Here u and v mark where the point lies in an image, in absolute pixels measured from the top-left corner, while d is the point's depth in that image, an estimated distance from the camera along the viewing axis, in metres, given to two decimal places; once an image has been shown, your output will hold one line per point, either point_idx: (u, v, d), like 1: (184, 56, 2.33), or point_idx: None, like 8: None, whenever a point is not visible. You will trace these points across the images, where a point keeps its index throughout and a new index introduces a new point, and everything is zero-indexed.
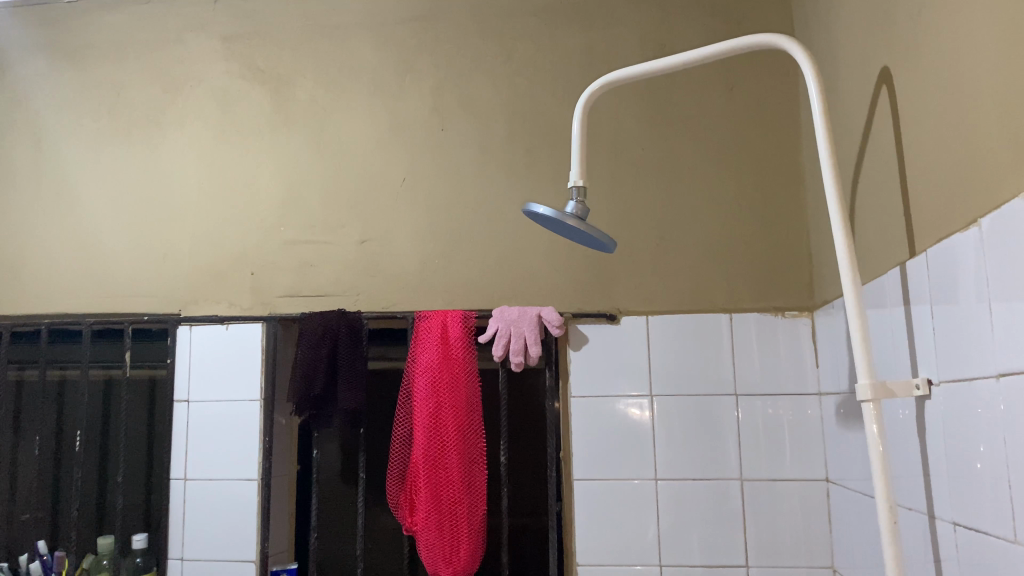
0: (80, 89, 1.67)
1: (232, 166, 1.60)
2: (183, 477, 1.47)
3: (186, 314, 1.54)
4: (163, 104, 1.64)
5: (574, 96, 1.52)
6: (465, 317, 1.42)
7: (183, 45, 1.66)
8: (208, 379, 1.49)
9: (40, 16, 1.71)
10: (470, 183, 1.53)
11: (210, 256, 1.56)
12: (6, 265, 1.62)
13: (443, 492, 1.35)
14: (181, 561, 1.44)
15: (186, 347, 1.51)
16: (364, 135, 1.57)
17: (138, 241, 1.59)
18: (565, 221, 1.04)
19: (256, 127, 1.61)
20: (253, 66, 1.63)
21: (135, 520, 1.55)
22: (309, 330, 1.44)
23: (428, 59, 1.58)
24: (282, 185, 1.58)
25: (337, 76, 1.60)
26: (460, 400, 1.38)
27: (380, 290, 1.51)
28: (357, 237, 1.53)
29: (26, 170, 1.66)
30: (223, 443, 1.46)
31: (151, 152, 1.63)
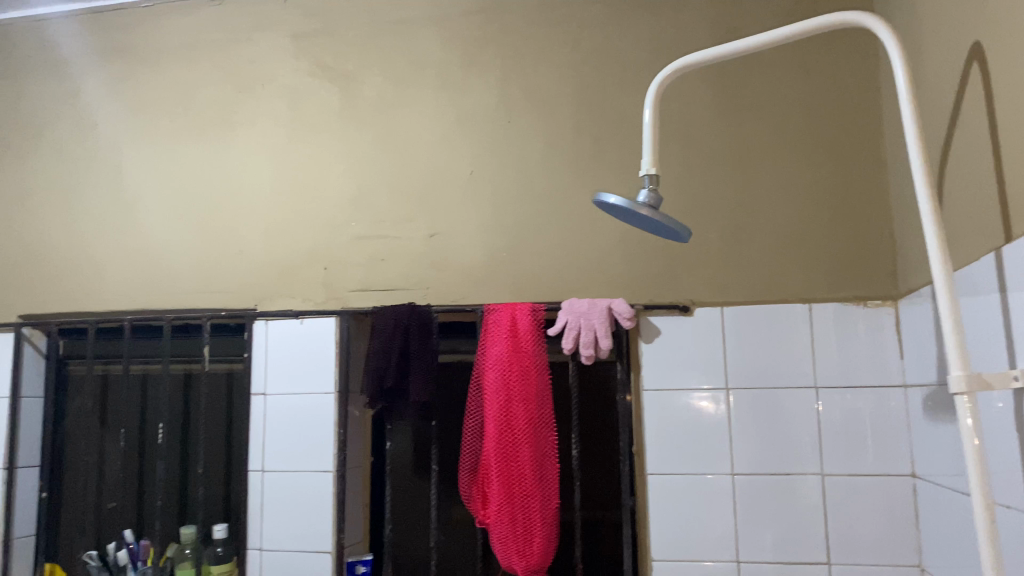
0: (155, 91, 1.71)
1: (302, 163, 1.62)
2: (260, 469, 1.50)
3: (261, 309, 1.57)
4: (236, 103, 1.67)
5: (643, 84, 1.50)
6: (534, 309, 1.41)
7: (253, 45, 1.69)
8: (283, 372, 1.52)
9: (118, 20, 1.76)
10: (538, 175, 1.51)
11: (283, 251, 1.59)
12: (88, 262, 1.67)
13: (515, 485, 1.34)
14: (259, 551, 1.47)
15: (262, 341, 1.54)
16: (431, 129, 1.57)
17: (213, 238, 1.62)
18: (638, 210, 1.02)
19: (325, 124, 1.62)
20: (321, 63, 1.64)
21: (215, 511, 1.59)
22: (380, 324, 1.45)
23: (493, 51, 1.57)
24: (351, 182, 1.59)
25: (403, 71, 1.60)
26: (531, 393, 1.37)
27: (449, 283, 1.51)
28: (425, 231, 1.54)
29: (107, 169, 1.71)
30: (300, 436, 1.49)
31: (225, 150, 1.66)
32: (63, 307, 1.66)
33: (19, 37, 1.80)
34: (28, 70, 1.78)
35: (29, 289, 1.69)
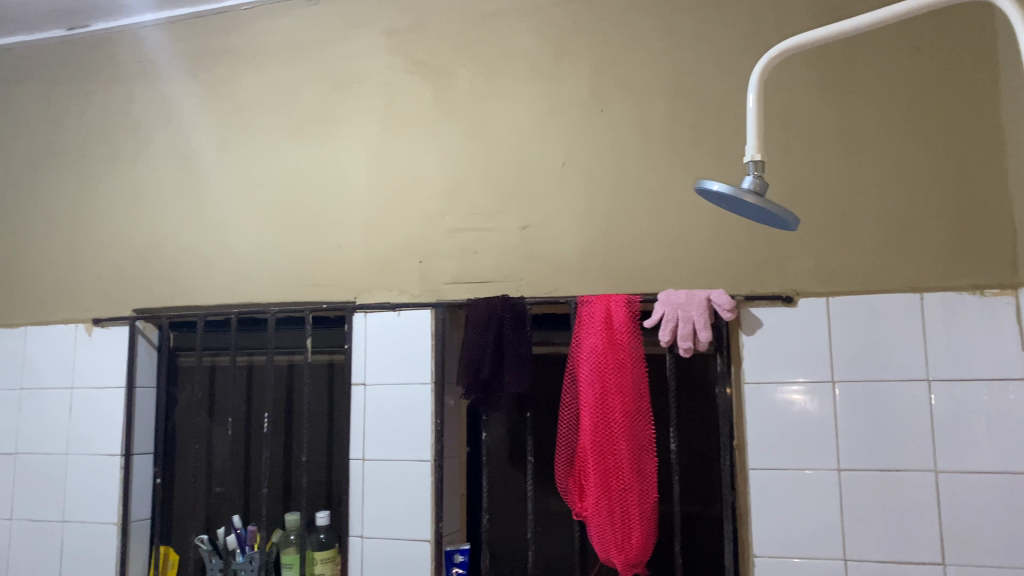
0: (256, 91, 1.76)
1: (397, 158, 1.64)
2: (361, 457, 1.53)
3: (359, 302, 1.60)
4: (333, 101, 1.71)
5: (741, 69, 1.46)
6: (629, 301, 1.38)
7: (349, 43, 1.71)
8: (382, 364, 1.55)
9: (220, 23, 1.82)
10: (632, 164, 1.49)
11: (380, 245, 1.61)
12: (196, 257, 1.74)
13: (612, 478, 1.33)
14: (361, 538, 1.51)
15: (361, 332, 1.57)
16: (523, 121, 1.57)
17: (313, 233, 1.66)
18: (742, 197, 1.00)
19: (419, 119, 1.64)
20: (414, 59, 1.66)
21: (318, 497, 1.64)
22: (474, 316, 1.46)
23: (585, 40, 1.55)
24: (444, 175, 1.60)
25: (495, 63, 1.60)
26: (628, 385, 1.35)
27: (543, 275, 1.50)
28: (518, 223, 1.54)
29: (212, 168, 1.77)
30: (398, 426, 1.51)
31: (323, 147, 1.70)
32: (173, 301, 1.73)
33: (128, 43, 1.89)
34: (138, 75, 1.86)
35: (142, 284, 1.77)
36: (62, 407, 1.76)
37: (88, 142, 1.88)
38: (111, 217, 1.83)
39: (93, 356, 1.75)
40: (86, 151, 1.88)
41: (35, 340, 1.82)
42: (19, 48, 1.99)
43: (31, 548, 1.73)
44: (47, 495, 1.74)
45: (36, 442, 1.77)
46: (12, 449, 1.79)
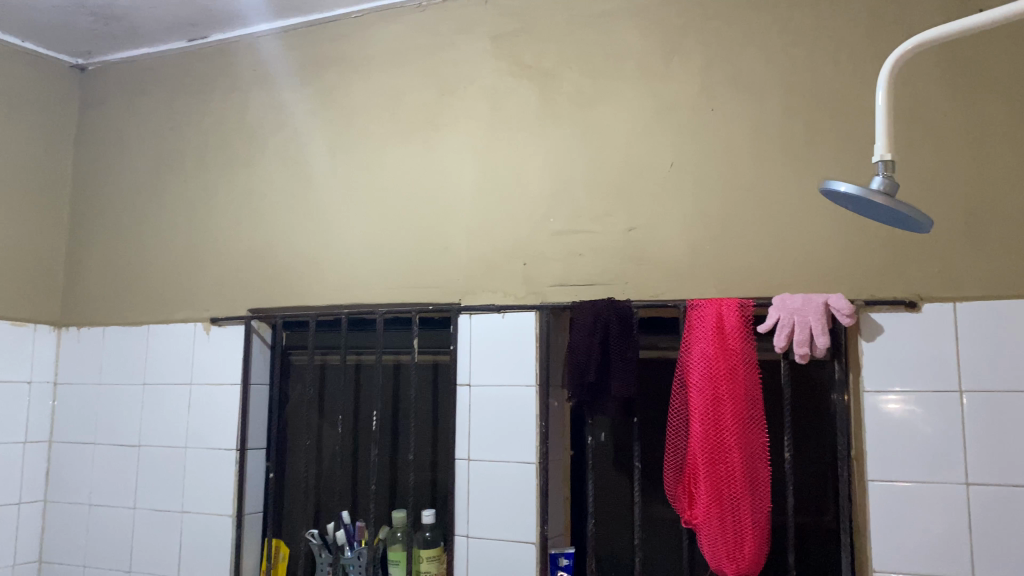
0: (364, 97, 1.80)
1: (501, 160, 1.64)
2: (467, 457, 1.55)
3: (464, 303, 1.61)
4: (439, 105, 1.71)
5: (861, 65, 1.40)
6: (742, 305, 1.35)
7: (455, 47, 1.72)
8: (487, 365, 1.56)
9: (331, 31, 1.86)
10: (744, 165, 1.45)
11: (485, 247, 1.62)
12: (308, 258, 1.79)
13: (723, 487, 1.30)
14: (466, 537, 1.52)
15: (466, 334, 1.59)
16: (630, 122, 1.54)
17: (419, 235, 1.69)
18: (872, 199, 0.96)
19: (524, 120, 1.63)
20: (519, 61, 1.65)
21: (424, 495, 1.67)
22: (580, 319, 1.45)
23: (696, 39, 1.52)
24: (550, 177, 1.59)
25: (602, 64, 1.58)
26: (740, 392, 1.32)
27: (650, 278, 1.48)
28: (624, 225, 1.51)
29: (322, 172, 1.81)
30: (504, 427, 1.52)
31: (429, 150, 1.71)
32: (285, 301, 1.79)
33: (244, 54, 1.96)
34: (253, 84, 1.93)
35: (256, 285, 1.83)
36: (182, 401, 1.85)
37: (207, 149, 1.96)
38: (227, 221, 1.90)
39: (211, 354, 1.83)
40: (205, 158, 1.96)
41: (158, 337, 1.91)
42: (144, 60, 2.09)
43: (153, 536, 1.82)
44: (167, 486, 1.82)
45: (158, 435, 1.86)
46: (136, 441, 1.89)
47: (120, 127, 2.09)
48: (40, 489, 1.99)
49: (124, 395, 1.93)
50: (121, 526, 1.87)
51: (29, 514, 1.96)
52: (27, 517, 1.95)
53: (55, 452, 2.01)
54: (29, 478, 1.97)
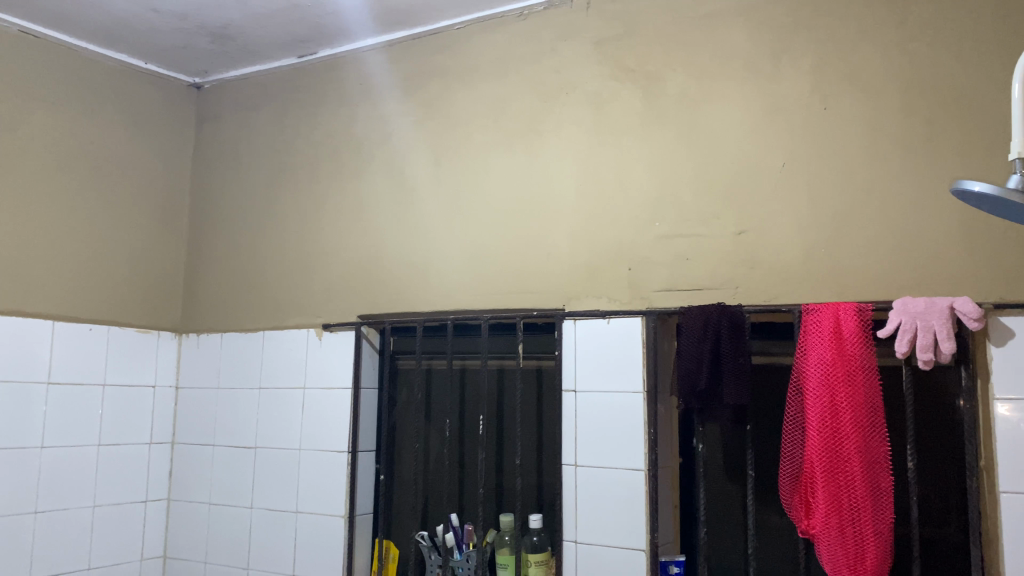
0: (467, 106, 1.82)
1: (604, 165, 1.63)
2: (574, 463, 1.55)
3: (569, 309, 1.62)
4: (542, 112, 1.72)
5: (987, 58, 1.34)
6: (861, 309, 1.31)
7: (557, 54, 1.72)
8: (593, 370, 1.56)
9: (435, 43, 1.90)
10: (859, 166, 1.41)
11: (589, 253, 1.62)
12: (414, 265, 1.83)
13: (843, 496, 1.26)
14: (575, 543, 1.52)
15: (571, 339, 1.59)
16: (739, 124, 1.51)
17: (522, 242, 1.70)
18: (1010, 199, 0.92)
19: (627, 125, 1.62)
20: (623, 66, 1.64)
21: (531, 500, 1.68)
22: (690, 325, 1.43)
23: (807, 37, 1.48)
24: (655, 181, 1.57)
25: (708, 66, 1.56)
26: (860, 398, 1.28)
27: (761, 282, 1.45)
28: (734, 228, 1.49)
29: (427, 181, 1.85)
30: (611, 433, 1.52)
31: (531, 156, 1.72)
32: (392, 308, 1.84)
33: (351, 68, 2.02)
34: (359, 98, 1.99)
35: (365, 292, 1.89)
36: (296, 406, 1.92)
37: (316, 161, 2.03)
38: (336, 231, 1.96)
39: (323, 359, 1.90)
40: (314, 170, 2.03)
41: (272, 343, 1.99)
42: (256, 77, 2.18)
43: (269, 534, 1.89)
44: (282, 486, 1.89)
45: (273, 437, 1.93)
46: (252, 442, 1.97)
47: (234, 142, 2.19)
48: (164, 488, 2.10)
49: (241, 398, 2.02)
50: (238, 525, 1.95)
51: (154, 511, 2.07)
52: (153, 514, 2.07)
53: (177, 452, 2.12)
54: (154, 477, 2.08)
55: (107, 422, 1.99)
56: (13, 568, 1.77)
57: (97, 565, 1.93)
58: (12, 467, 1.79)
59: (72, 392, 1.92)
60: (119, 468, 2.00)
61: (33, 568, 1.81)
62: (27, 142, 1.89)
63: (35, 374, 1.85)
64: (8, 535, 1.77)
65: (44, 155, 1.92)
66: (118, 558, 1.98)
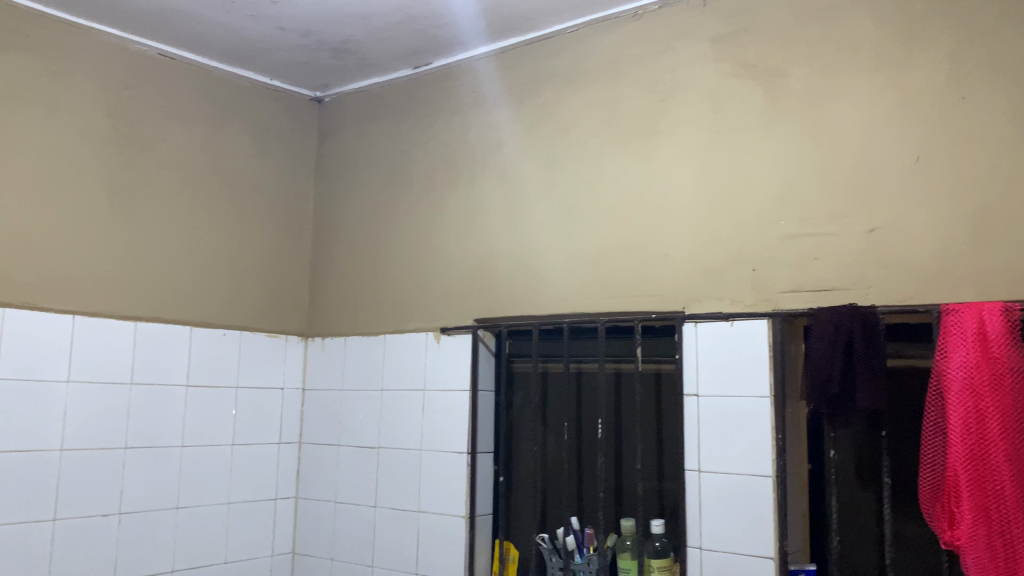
0: (581, 109, 1.82)
1: (724, 164, 1.60)
2: (697, 468, 1.53)
3: (689, 311, 1.59)
4: (658, 112, 1.70)
5: None
6: (1007, 309, 1.23)
7: (673, 53, 1.70)
8: (715, 374, 1.53)
9: (548, 48, 1.90)
10: (1003, 157, 1.32)
11: (710, 254, 1.58)
12: (530, 269, 1.84)
13: (991, 507, 1.20)
14: (699, 549, 1.50)
15: (692, 343, 1.57)
16: (868, 117, 1.45)
17: (639, 244, 1.68)
18: None
19: (748, 122, 1.58)
20: (743, 62, 1.60)
21: (652, 506, 1.66)
22: (819, 327, 1.39)
23: (942, 23, 1.40)
24: (779, 179, 1.53)
25: (834, 58, 1.50)
26: (1008, 404, 1.20)
27: (895, 281, 1.39)
28: (864, 226, 1.43)
29: (541, 184, 1.86)
30: (736, 438, 1.48)
31: (648, 157, 1.70)
32: (508, 313, 1.86)
33: (465, 77, 2.05)
34: (473, 105, 2.02)
35: (482, 296, 1.91)
36: (417, 407, 1.96)
37: (432, 169, 2.08)
38: (452, 237, 2.00)
39: (442, 361, 1.94)
40: (430, 178, 2.07)
41: (393, 347, 2.05)
42: (374, 89, 2.24)
43: (393, 533, 1.94)
44: (405, 486, 1.94)
45: (395, 438, 1.99)
46: (375, 443, 2.03)
47: (355, 152, 2.26)
48: (292, 486, 2.19)
49: (364, 400, 2.08)
50: (363, 523, 2.01)
51: (283, 508, 2.16)
52: (282, 511, 2.16)
53: (304, 452, 2.20)
54: (283, 475, 2.17)
55: (241, 423, 2.09)
56: (157, 560, 1.88)
57: (233, 558, 2.03)
58: (155, 464, 1.90)
59: (209, 394, 2.03)
60: (250, 467, 2.10)
61: (175, 561, 1.92)
62: (165, 159, 2.01)
63: (175, 376, 1.96)
64: (153, 528, 1.88)
65: (180, 171, 2.04)
66: (251, 553, 2.08)
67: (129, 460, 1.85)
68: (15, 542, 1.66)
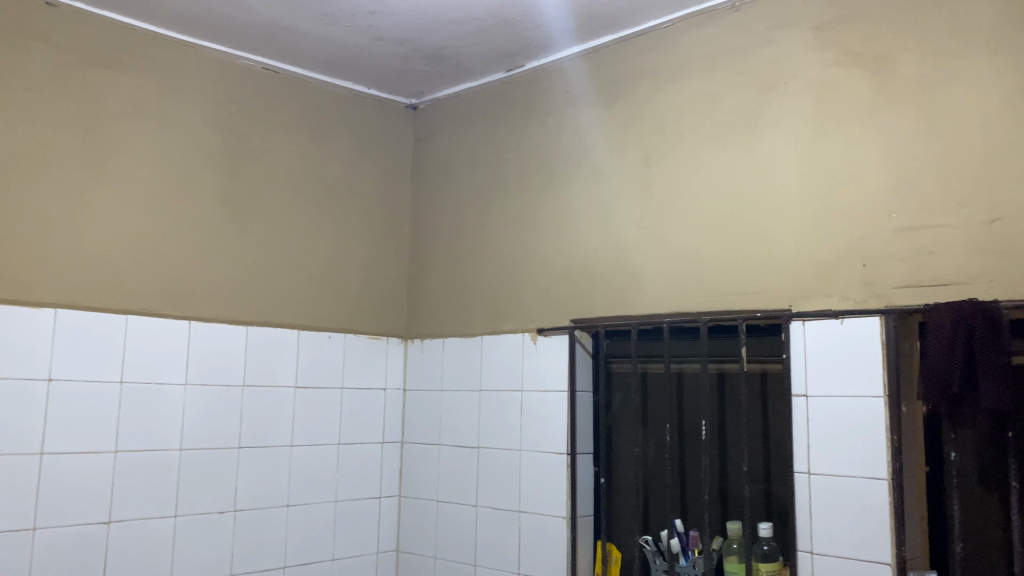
0: (678, 105, 1.80)
1: (830, 157, 1.55)
2: (807, 470, 1.48)
3: (796, 309, 1.55)
4: (758, 106, 1.66)
5: None
6: None
7: (773, 44, 1.66)
8: (825, 373, 1.48)
9: (643, 45, 1.88)
10: None
11: (816, 249, 1.54)
12: (627, 268, 1.83)
13: None
14: (810, 553, 1.46)
15: (800, 342, 1.53)
16: (986, 102, 1.38)
17: (742, 241, 1.65)
18: None
19: (856, 112, 1.53)
20: (848, 51, 1.55)
21: (758, 509, 1.63)
22: (937, 323, 1.33)
23: None
24: (890, 171, 1.47)
25: (947, 42, 1.43)
26: None
27: (1019, 275, 1.31)
28: (984, 217, 1.36)
29: (637, 183, 1.84)
30: (848, 439, 1.44)
31: (749, 152, 1.66)
32: (606, 313, 1.84)
33: (558, 78, 2.05)
34: (567, 106, 2.02)
35: (579, 297, 1.91)
36: (516, 408, 1.97)
37: (526, 170, 2.08)
38: (548, 238, 2.00)
39: (540, 362, 1.94)
40: (524, 180, 2.08)
41: (491, 348, 2.07)
42: (468, 93, 2.27)
43: (494, 532, 1.96)
44: (506, 487, 1.96)
45: (495, 438, 2.01)
46: (475, 443, 2.05)
47: (450, 156, 2.29)
48: (395, 485, 2.24)
49: (464, 400, 2.11)
50: (465, 523, 2.04)
51: (388, 507, 2.21)
52: (386, 510, 2.21)
53: (406, 451, 2.25)
54: (386, 474, 2.22)
55: (347, 423, 2.15)
56: (270, 555, 1.96)
57: (340, 556, 2.09)
58: (266, 463, 1.97)
59: (315, 395, 2.09)
60: (356, 466, 2.15)
61: (286, 557, 1.99)
62: (271, 170, 2.09)
63: (283, 379, 2.03)
64: (265, 525, 1.96)
65: (284, 180, 2.11)
66: (358, 551, 2.13)
67: (242, 459, 1.93)
68: (141, 536, 1.75)
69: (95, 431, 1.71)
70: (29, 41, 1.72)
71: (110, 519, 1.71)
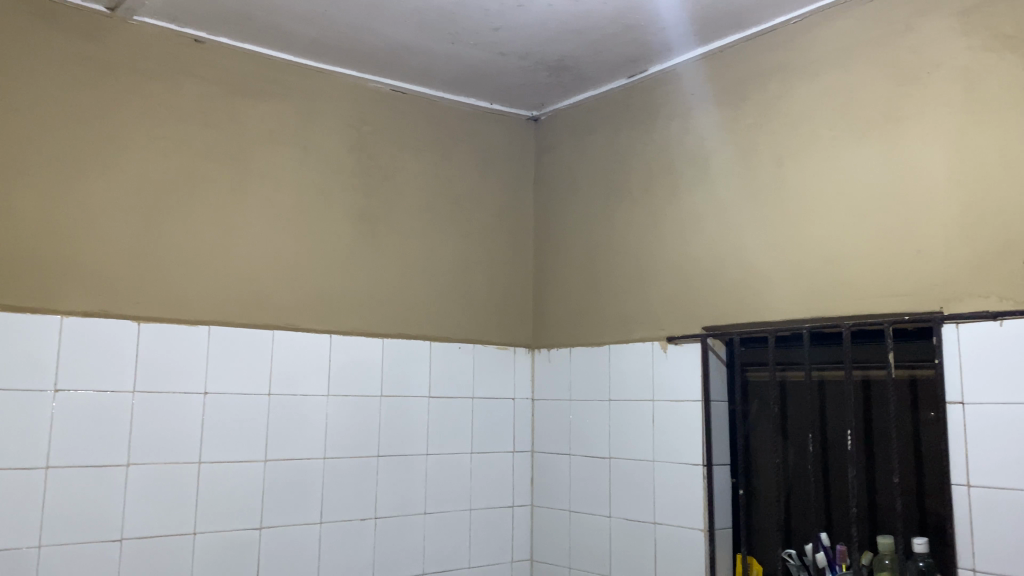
0: (812, 102, 1.73)
1: (982, 148, 1.45)
2: (966, 483, 1.39)
3: (948, 311, 1.46)
4: (900, 98, 1.58)
5: None
6: None
7: (914, 33, 1.57)
8: (983, 379, 1.40)
9: (772, 42, 1.83)
10: None
11: (970, 247, 1.45)
12: (761, 272, 1.77)
13: None
14: (972, 572, 1.37)
15: (953, 346, 1.44)
16: None
17: (885, 241, 1.57)
18: None
19: (1010, 100, 1.43)
20: (1000, 34, 1.45)
21: (911, 522, 1.54)
22: None
23: None
24: None
25: None
26: None
27: None
28: None
29: (770, 184, 1.78)
30: (1013, 450, 1.35)
31: (890, 146, 1.58)
32: (740, 319, 1.80)
33: (682, 81, 2.02)
34: (692, 108, 1.98)
35: (711, 303, 1.87)
36: (647, 417, 1.95)
37: (652, 176, 2.06)
38: (676, 244, 1.97)
39: (671, 371, 1.91)
40: (649, 186, 2.06)
41: (620, 357, 2.05)
42: (591, 102, 2.27)
43: (630, 543, 1.94)
44: (640, 497, 1.94)
45: (627, 447, 1.99)
46: (607, 452, 2.04)
47: (574, 165, 2.30)
48: (527, 494, 2.25)
49: (595, 409, 2.10)
50: (599, 533, 2.03)
51: (521, 516, 2.23)
52: (520, 518, 2.23)
53: (537, 460, 2.26)
54: (518, 483, 2.24)
55: (479, 432, 2.19)
56: (409, 562, 2.01)
57: (475, 563, 2.12)
58: (403, 472, 2.03)
59: (448, 405, 2.14)
60: (489, 474, 2.18)
61: (425, 564, 2.03)
62: (401, 186, 2.15)
63: (418, 389, 2.09)
64: (404, 532, 2.01)
65: (414, 197, 2.17)
66: (493, 559, 2.16)
67: (381, 468, 2.00)
68: (289, 541, 1.83)
69: (247, 441, 1.81)
70: (181, 77, 1.85)
71: (262, 524, 1.81)
